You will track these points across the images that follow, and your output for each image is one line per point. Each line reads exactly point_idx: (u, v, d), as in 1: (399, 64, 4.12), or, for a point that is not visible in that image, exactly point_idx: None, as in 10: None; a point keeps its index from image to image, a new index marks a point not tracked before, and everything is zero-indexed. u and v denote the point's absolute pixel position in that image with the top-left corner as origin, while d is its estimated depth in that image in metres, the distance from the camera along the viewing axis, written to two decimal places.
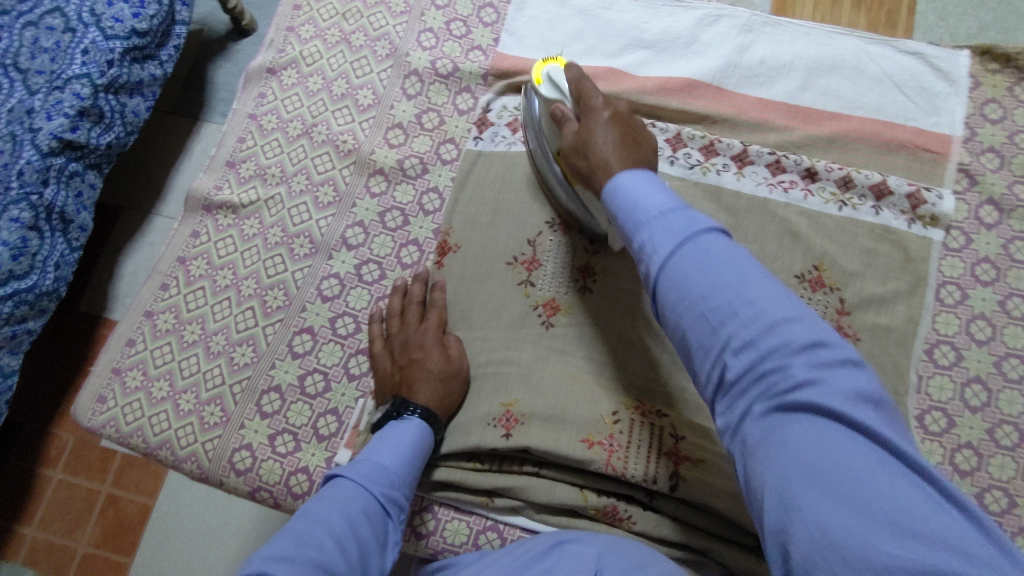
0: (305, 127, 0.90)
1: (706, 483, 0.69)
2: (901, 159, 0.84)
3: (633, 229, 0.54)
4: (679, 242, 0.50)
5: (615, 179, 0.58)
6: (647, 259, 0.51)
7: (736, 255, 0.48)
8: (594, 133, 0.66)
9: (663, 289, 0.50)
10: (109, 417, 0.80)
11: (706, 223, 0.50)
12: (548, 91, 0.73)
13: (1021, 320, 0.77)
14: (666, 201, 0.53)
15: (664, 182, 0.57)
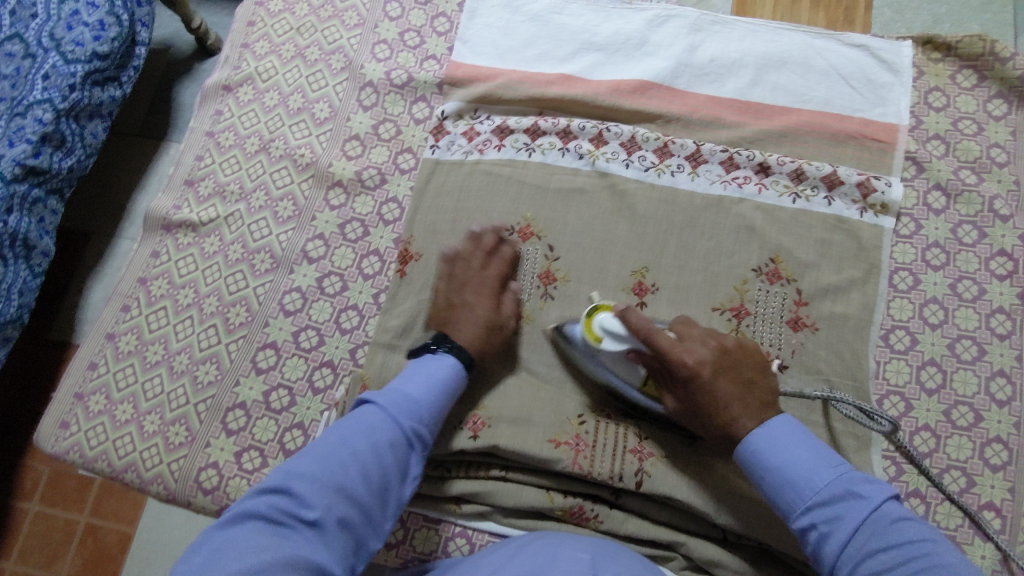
0: (262, 143, 0.90)
1: (671, 475, 0.70)
2: (850, 150, 0.85)
3: (794, 509, 0.60)
4: (855, 524, 0.56)
5: (753, 440, 0.63)
6: (824, 537, 0.57)
7: (892, 514, 0.57)
8: (705, 394, 0.66)
9: (848, 571, 0.56)
10: (72, 442, 0.79)
11: (874, 491, 0.58)
12: (615, 345, 0.68)
13: (972, 302, 0.79)
14: (831, 476, 0.59)
15: (808, 435, 0.64)
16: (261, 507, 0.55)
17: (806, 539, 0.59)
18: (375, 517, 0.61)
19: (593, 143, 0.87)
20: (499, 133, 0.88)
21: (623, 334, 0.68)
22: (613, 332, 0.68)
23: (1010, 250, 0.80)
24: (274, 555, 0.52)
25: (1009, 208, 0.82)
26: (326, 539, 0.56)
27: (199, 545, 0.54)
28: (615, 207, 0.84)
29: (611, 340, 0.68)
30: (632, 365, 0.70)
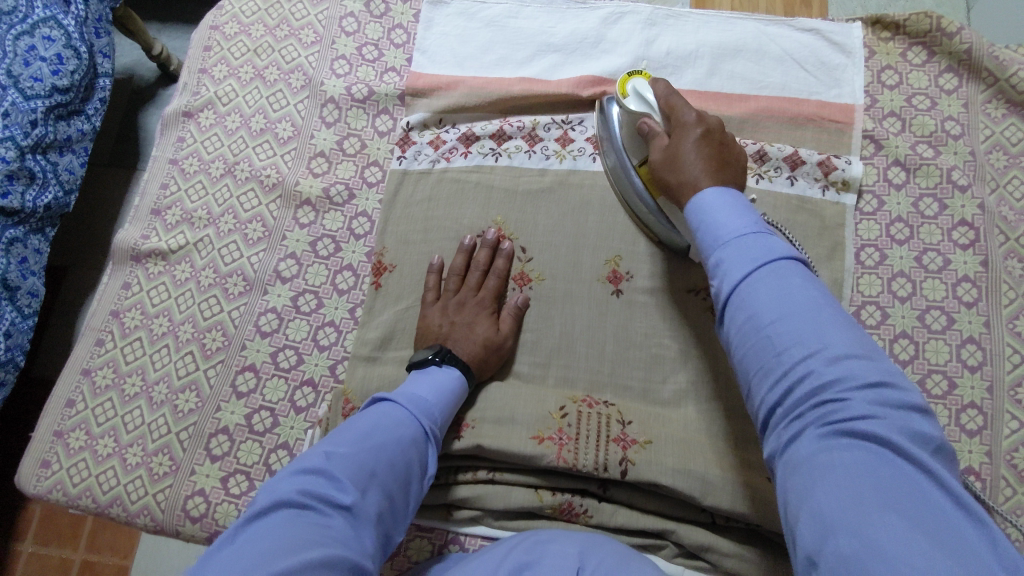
0: (227, 166, 0.90)
1: (655, 462, 0.70)
2: (809, 132, 0.87)
3: (712, 245, 0.59)
4: (756, 262, 0.54)
5: (700, 197, 0.63)
6: (719, 276, 0.56)
7: (809, 289, 0.52)
8: (684, 146, 0.69)
9: (729, 306, 0.55)
10: (55, 481, 0.78)
11: (787, 252, 0.55)
12: (636, 104, 0.77)
13: (938, 273, 0.80)
14: (756, 237, 0.56)
15: (753, 209, 0.61)
16: (293, 495, 0.56)
17: (712, 275, 0.58)
18: (398, 511, 0.63)
19: (559, 143, 0.88)
20: (465, 140, 0.89)
21: (652, 97, 0.76)
22: (641, 93, 0.77)
23: (971, 219, 0.81)
24: (315, 537, 0.53)
25: (966, 178, 0.83)
26: (358, 526, 0.57)
27: (230, 537, 0.54)
28: (584, 202, 0.85)
29: (636, 98, 0.77)
30: (637, 135, 0.79)
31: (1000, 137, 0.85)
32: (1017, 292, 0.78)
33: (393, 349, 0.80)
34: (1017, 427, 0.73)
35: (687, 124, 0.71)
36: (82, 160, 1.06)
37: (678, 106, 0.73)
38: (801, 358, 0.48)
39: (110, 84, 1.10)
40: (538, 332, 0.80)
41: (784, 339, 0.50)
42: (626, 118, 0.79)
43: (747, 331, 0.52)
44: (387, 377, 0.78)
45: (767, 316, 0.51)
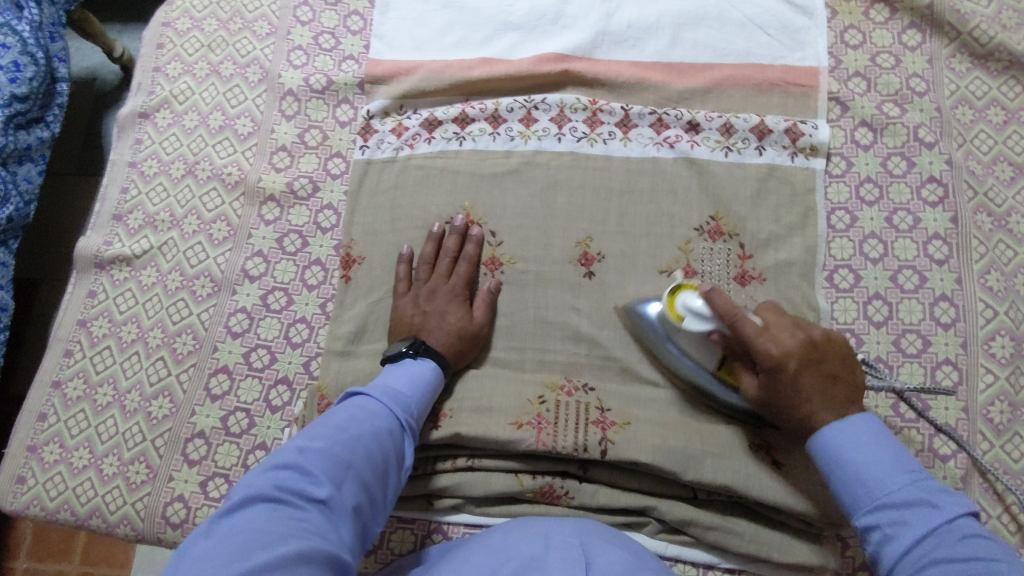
0: (188, 166, 0.88)
1: (634, 440, 0.70)
2: (775, 98, 0.86)
3: (858, 505, 0.57)
4: (922, 533, 0.52)
5: (823, 433, 0.60)
6: (882, 543, 0.54)
7: (985, 546, 0.50)
8: (792, 393, 0.63)
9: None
10: (32, 496, 0.77)
11: (953, 509, 0.52)
12: (696, 324, 0.67)
13: (909, 232, 0.80)
14: (906, 484, 0.55)
15: (899, 443, 0.59)
16: (267, 489, 0.54)
17: (864, 538, 0.56)
18: (374, 504, 0.61)
19: (523, 123, 0.86)
20: (428, 126, 0.87)
21: (710, 316, 0.66)
22: (697, 309, 0.67)
23: (940, 176, 0.81)
24: (293, 531, 0.51)
25: (933, 134, 0.83)
26: (335, 519, 0.55)
27: (200, 534, 0.51)
28: (551, 182, 0.84)
29: (692, 316, 0.67)
30: (708, 348, 0.69)
31: (965, 92, 0.85)
32: (987, 247, 0.78)
33: (365, 342, 0.79)
34: (992, 381, 0.74)
35: (774, 360, 0.63)
36: (41, 168, 1.03)
37: (755, 335, 0.64)
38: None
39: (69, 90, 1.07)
40: (512, 317, 0.79)
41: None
42: (684, 335, 0.69)
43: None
44: (361, 371, 0.77)
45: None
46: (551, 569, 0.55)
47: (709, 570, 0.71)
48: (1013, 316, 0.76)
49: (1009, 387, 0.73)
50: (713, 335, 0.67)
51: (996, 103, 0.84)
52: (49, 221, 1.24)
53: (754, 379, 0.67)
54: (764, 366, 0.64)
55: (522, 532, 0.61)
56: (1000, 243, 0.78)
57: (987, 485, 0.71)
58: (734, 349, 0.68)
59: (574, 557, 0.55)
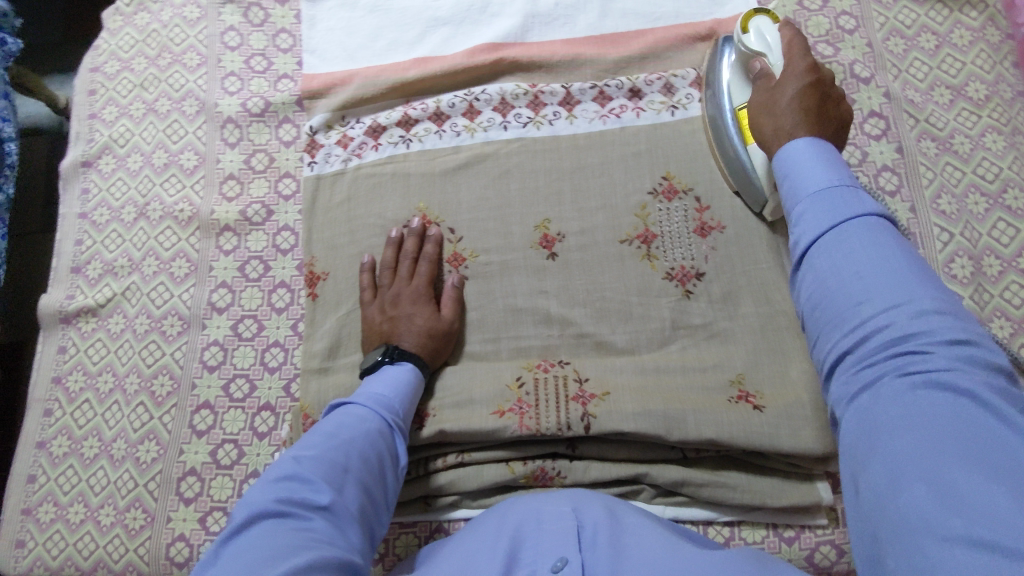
0: (139, 209, 0.87)
1: (616, 410, 0.71)
2: (711, 54, 0.86)
3: (794, 202, 0.54)
4: (836, 224, 0.50)
5: (788, 149, 0.58)
6: (798, 228, 0.52)
7: (882, 256, 0.47)
8: (785, 92, 0.64)
9: (811, 259, 0.51)
10: (33, 558, 0.76)
11: (875, 210, 0.50)
12: (754, 40, 0.73)
13: (859, 166, 0.80)
14: (830, 188, 0.52)
15: (843, 158, 0.56)
16: (270, 504, 0.54)
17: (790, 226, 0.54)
18: (377, 504, 0.62)
19: (467, 117, 0.86)
20: (373, 133, 0.87)
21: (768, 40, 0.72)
22: (762, 34, 0.73)
23: (880, 109, 0.82)
24: (302, 540, 0.51)
25: (869, 69, 0.84)
26: (342, 524, 0.56)
27: (209, 560, 0.51)
28: (502, 170, 0.84)
29: (755, 37, 0.73)
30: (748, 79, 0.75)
31: (895, 22, 0.86)
32: (934, 172, 0.79)
33: (341, 356, 0.79)
34: None
35: (796, 71, 0.66)
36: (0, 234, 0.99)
37: (793, 48, 0.68)
38: (858, 298, 0.47)
39: (18, 148, 1.02)
40: (482, 309, 0.80)
41: (871, 291, 0.46)
42: (742, 58, 0.76)
43: (828, 283, 0.49)
44: (340, 385, 0.77)
45: (847, 298, 0.47)
46: (545, 542, 0.55)
47: (709, 526, 0.72)
48: (968, 236, 0.77)
49: (975, 304, 0.75)
50: (757, 60, 0.72)
51: (926, 30, 0.85)
52: (19, 283, 1.20)
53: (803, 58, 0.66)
54: (801, 65, 0.66)
55: (516, 507, 0.61)
56: (947, 165, 0.80)
57: None
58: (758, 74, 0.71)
59: (565, 524, 0.57)
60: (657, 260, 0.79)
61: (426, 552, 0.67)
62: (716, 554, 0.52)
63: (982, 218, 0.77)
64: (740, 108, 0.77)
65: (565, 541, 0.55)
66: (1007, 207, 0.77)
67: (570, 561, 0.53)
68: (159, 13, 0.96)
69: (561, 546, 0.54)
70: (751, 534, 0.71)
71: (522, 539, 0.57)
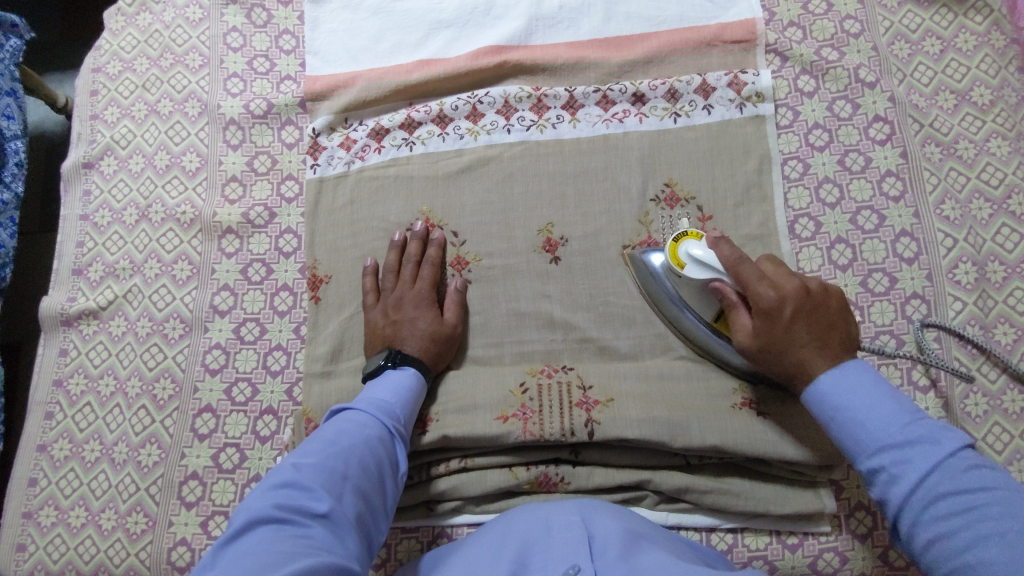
0: (141, 211, 0.87)
1: (620, 416, 0.71)
2: (715, 58, 0.86)
3: (859, 452, 0.54)
4: (926, 474, 0.49)
5: (826, 381, 0.58)
6: (882, 484, 0.52)
7: (993, 497, 0.47)
8: (787, 338, 0.62)
9: (903, 519, 0.50)
10: (34, 562, 0.76)
11: (957, 442, 0.50)
12: (698, 272, 0.68)
13: (862, 172, 0.80)
14: (899, 425, 0.52)
15: (892, 384, 0.56)
16: (269, 511, 0.53)
17: (866, 478, 0.54)
18: (375, 512, 0.62)
19: (470, 120, 0.86)
20: (376, 136, 0.87)
21: (711, 261, 0.67)
22: (699, 258, 0.68)
23: (884, 114, 0.82)
24: (300, 546, 0.51)
25: (874, 73, 0.83)
26: (340, 531, 0.55)
27: (207, 565, 0.50)
28: (506, 173, 0.83)
29: (693, 265, 0.69)
30: (705, 297, 0.70)
31: (899, 26, 0.86)
32: (939, 177, 0.79)
33: (344, 360, 0.79)
34: (960, 307, 0.75)
35: (769, 309, 0.63)
36: (12, 231, 0.99)
37: (755, 280, 0.64)
38: (972, 558, 0.45)
39: (25, 146, 1.01)
40: (485, 313, 0.80)
41: (985, 545, 0.45)
42: (686, 284, 0.71)
43: (945, 537, 0.47)
44: (343, 389, 0.77)
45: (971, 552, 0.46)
46: (556, 550, 0.55)
47: (712, 532, 0.72)
48: (972, 241, 0.77)
49: (978, 310, 0.75)
50: (714, 286, 0.68)
51: (931, 34, 0.85)
52: (18, 282, 1.19)
53: (767, 290, 0.63)
54: (766, 309, 0.63)
55: (525, 517, 0.61)
56: (951, 170, 0.80)
57: (968, 409, 0.72)
58: (727, 301, 0.67)
59: (575, 534, 0.57)
60: None
61: (430, 556, 0.67)
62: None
63: (987, 223, 0.77)
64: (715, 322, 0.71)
65: (575, 549, 0.55)
66: (1011, 213, 0.77)
67: (583, 569, 0.52)
68: (161, 13, 0.95)
69: (571, 554, 0.54)
70: (754, 541, 0.71)
71: (531, 546, 0.56)
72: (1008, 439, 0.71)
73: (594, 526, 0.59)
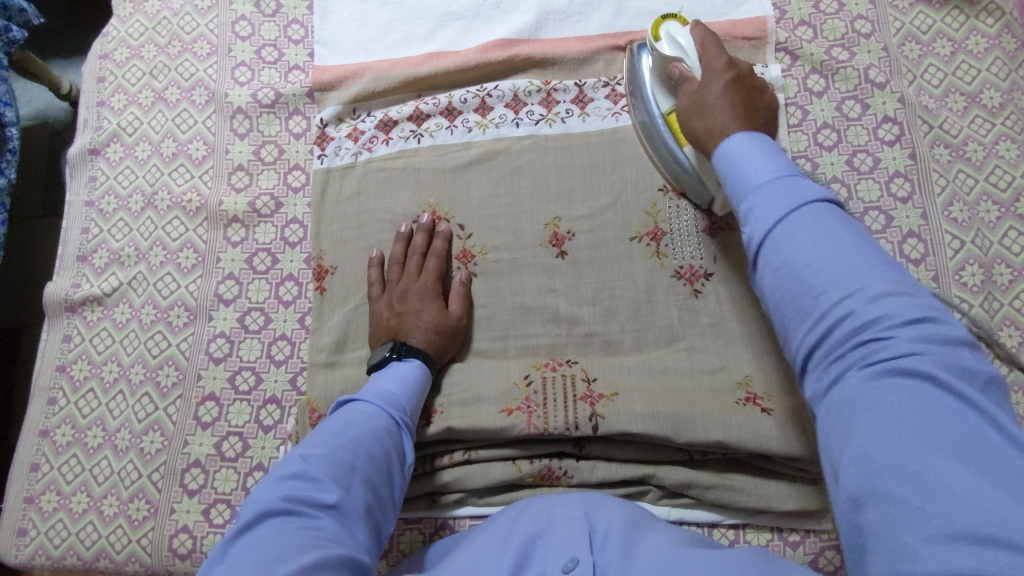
0: (146, 198, 0.87)
1: (624, 411, 0.71)
2: (725, 54, 0.86)
3: (740, 197, 0.54)
4: (788, 213, 0.50)
5: (727, 141, 0.59)
6: (749, 225, 0.52)
7: (837, 234, 0.48)
8: (712, 94, 0.68)
9: (763, 253, 0.50)
10: (35, 547, 0.76)
11: (821, 194, 0.50)
12: (670, 48, 0.76)
13: (870, 173, 0.80)
14: (776, 172, 0.53)
15: (783, 149, 0.56)
16: (277, 503, 0.53)
17: (743, 225, 0.54)
18: (384, 503, 0.62)
19: (479, 112, 0.86)
20: (384, 127, 0.86)
21: (682, 41, 0.75)
22: (675, 39, 0.76)
23: (894, 115, 0.82)
24: (309, 538, 0.51)
25: (884, 74, 0.83)
26: (349, 523, 0.56)
27: (217, 558, 0.51)
28: (514, 167, 0.83)
29: (669, 42, 0.76)
30: (668, 87, 0.78)
31: (910, 28, 0.86)
32: (947, 179, 0.79)
33: (349, 350, 0.79)
34: (966, 309, 0.75)
35: (717, 70, 0.70)
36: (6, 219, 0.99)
37: (711, 50, 0.72)
38: (812, 291, 0.47)
39: (19, 133, 1.02)
40: (491, 306, 0.80)
41: (822, 278, 0.46)
42: (659, 67, 0.78)
43: (790, 270, 0.48)
44: (347, 380, 0.77)
45: (806, 284, 0.47)
46: (556, 544, 0.55)
47: (714, 528, 0.72)
48: (979, 244, 0.77)
49: (984, 312, 0.74)
50: (674, 64, 0.75)
51: (941, 36, 0.85)
52: (21, 269, 1.19)
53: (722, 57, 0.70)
54: (715, 66, 0.70)
55: (527, 509, 0.61)
56: (960, 172, 0.80)
57: None
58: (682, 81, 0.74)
59: (576, 528, 0.56)
60: (666, 259, 0.78)
61: (433, 550, 0.67)
62: (726, 555, 0.50)
63: (994, 226, 0.77)
64: (668, 113, 0.78)
65: (576, 542, 0.54)
66: (1019, 216, 0.77)
67: (582, 561, 0.52)
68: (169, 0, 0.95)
69: (572, 547, 0.54)
70: (755, 538, 0.71)
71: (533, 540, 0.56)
72: None
73: (595, 519, 0.58)
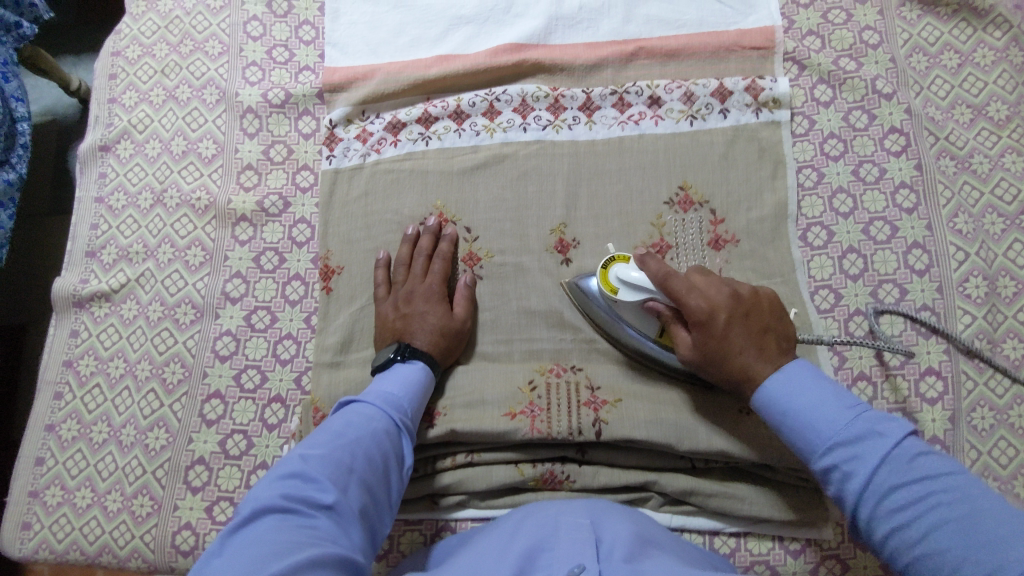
0: (156, 196, 0.87)
1: (627, 417, 0.71)
2: (733, 64, 0.86)
3: (817, 451, 0.55)
4: (876, 468, 0.50)
5: (775, 383, 0.60)
6: (838, 474, 0.53)
7: (933, 478, 0.48)
8: (737, 350, 0.63)
9: (862, 509, 0.51)
10: (39, 541, 0.77)
11: (902, 430, 0.52)
12: (631, 297, 0.70)
13: (876, 184, 0.80)
14: (847, 419, 0.54)
15: (839, 383, 0.58)
16: (275, 501, 0.54)
17: (828, 483, 0.54)
18: (380, 505, 0.62)
19: (487, 117, 0.86)
20: (393, 129, 0.87)
21: (643, 287, 0.69)
22: (631, 283, 0.70)
23: (901, 126, 0.82)
24: (304, 537, 0.51)
25: (891, 85, 0.84)
26: (345, 524, 0.56)
27: (214, 553, 0.51)
28: (521, 172, 0.84)
29: (627, 290, 0.70)
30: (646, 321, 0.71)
31: (918, 39, 0.86)
32: (952, 190, 0.80)
33: (353, 351, 0.79)
34: (970, 321, 0.75)
35: (704, 315, 0.65)
36: (14, 213, 0.99)
37: (684, 291, 0.66)
38: (920, 537, 0.47)
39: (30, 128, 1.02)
40: (496, 310, 0.80)
41: (933, 530, 0.46)
42: (624, 312, 0.72)
43: (894, 529, 0.48)
44: (351, 380, 0.77)
45: (908, 533, 0.47)
46: (563, 549, 0.55)
47: (715, 536, 0.72)
48: (984, 256, 0.77)
49: (987, 324, 0.75)
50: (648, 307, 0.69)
51: (949, 48, 0.85)
52: (26, 263, 1.20)
53: (697, 299, 0.65)
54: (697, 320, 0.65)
55: (534, 517, 0.62)
56: (965, 185, 0.80)
57: (975, 423, 0.72)
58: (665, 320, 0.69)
59: (583, 536, 0.56)
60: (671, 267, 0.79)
61: (434, 551, 0.67)
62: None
63: (999, 238, 0.78)
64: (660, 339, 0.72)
65: (582, 549, 0.54)
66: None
67: (588, 568, 0.52)
68: None
69: (577, 553, 0.54)
70: (756, 546, 0.71)
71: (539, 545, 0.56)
72: (1013, 455, 0.71)
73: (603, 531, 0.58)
